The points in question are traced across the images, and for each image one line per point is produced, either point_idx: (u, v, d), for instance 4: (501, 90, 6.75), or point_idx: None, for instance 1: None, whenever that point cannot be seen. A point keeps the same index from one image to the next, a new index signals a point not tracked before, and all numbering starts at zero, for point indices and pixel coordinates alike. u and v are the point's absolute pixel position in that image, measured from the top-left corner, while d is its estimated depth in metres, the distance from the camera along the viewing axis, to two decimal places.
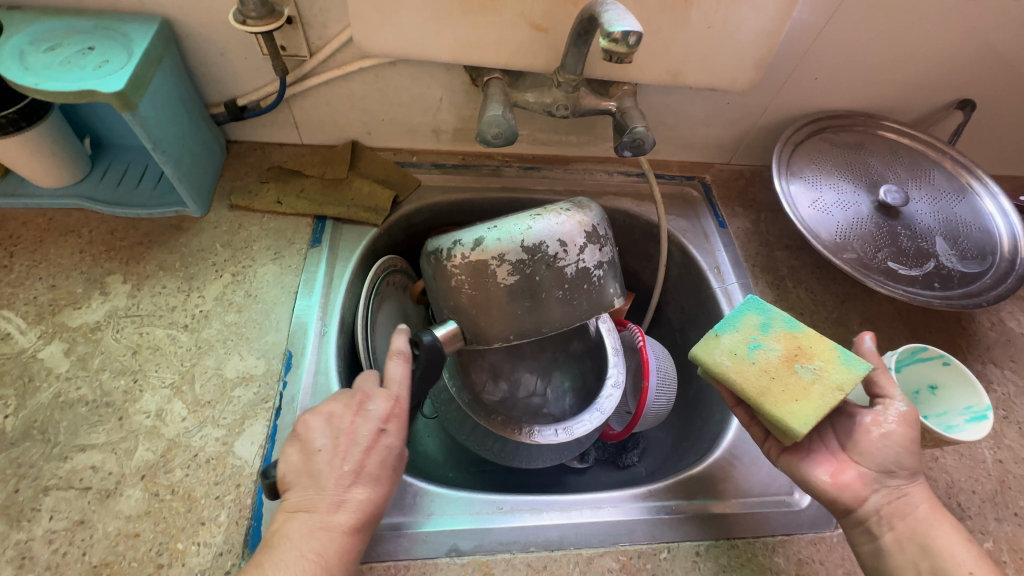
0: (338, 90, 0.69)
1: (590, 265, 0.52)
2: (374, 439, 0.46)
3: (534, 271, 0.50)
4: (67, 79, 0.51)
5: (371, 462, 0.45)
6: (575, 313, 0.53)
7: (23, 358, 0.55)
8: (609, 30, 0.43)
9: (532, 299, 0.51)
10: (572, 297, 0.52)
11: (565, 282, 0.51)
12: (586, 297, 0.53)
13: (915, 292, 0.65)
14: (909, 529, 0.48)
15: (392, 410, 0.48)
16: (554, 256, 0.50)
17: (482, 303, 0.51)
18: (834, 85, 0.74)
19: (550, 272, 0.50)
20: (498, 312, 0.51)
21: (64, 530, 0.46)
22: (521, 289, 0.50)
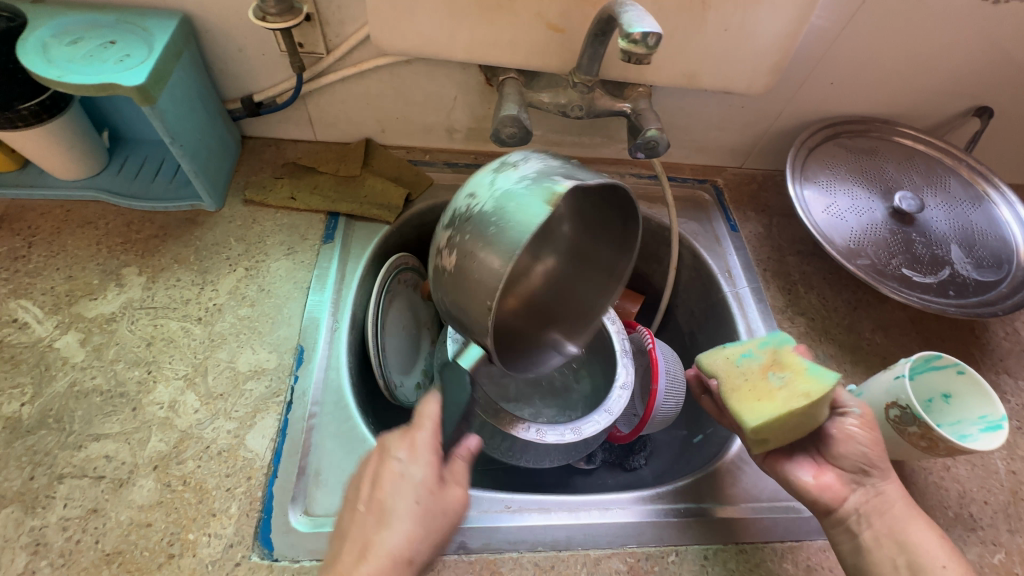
0: (353, 88, 0.70)
1: (503, 187, 0.42)
2: (389, 471, 0.42)
3: (462, 229, 0.43)
4: (89, 72, 0.51)
5: (389, 497, 0.41)
6: (526, 225, 0.39)
7: (39, 347, 0.55)
8: (628, 31, 0.43)
9: (476, 249, 0.41)
10: (510, 215, 0.40)
11: (487, 213, 0.41)
12: (527, 205, 0.40)
13: (930, 300, 0.65)
14: (888, 528, 0.48)
15: (412, 442, 0.44)
16: (470, 206, 0.43)
17: (466, 294, 0.42)
18: (850, 90, 0.74)
19: (472, 218, 0.42)
20: (465, 292, 0.41)
21: (78, 517, 0.47)
22: (460, 253, 0.42)
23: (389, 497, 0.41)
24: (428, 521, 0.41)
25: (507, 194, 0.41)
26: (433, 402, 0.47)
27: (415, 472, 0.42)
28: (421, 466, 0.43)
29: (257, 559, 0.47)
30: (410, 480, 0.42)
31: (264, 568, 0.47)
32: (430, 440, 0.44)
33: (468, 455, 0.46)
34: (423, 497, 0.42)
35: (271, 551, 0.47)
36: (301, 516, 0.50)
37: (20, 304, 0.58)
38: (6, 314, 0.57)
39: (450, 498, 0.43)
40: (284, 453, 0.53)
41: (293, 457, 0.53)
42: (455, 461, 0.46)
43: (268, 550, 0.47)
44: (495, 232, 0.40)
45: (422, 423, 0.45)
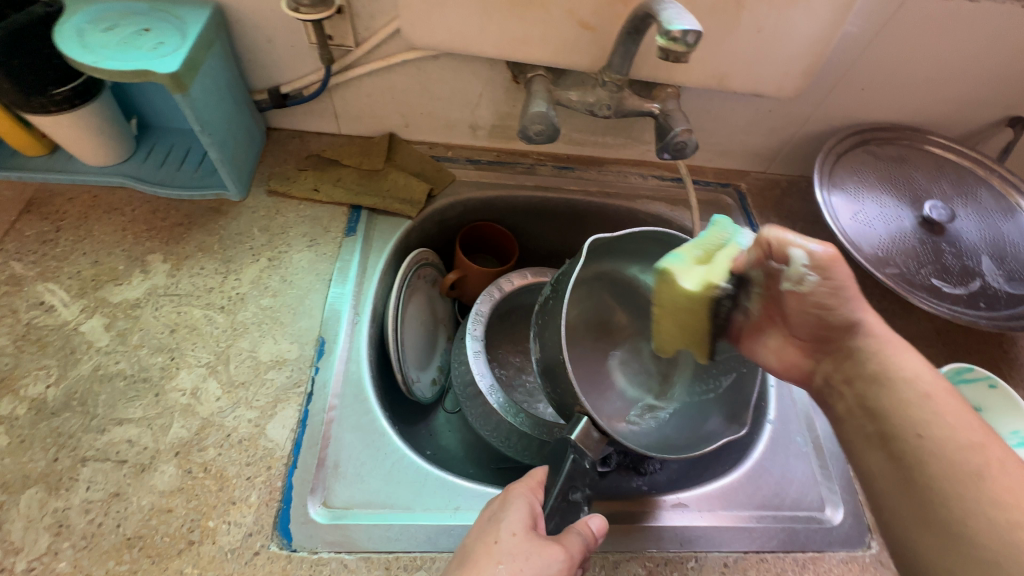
0: (379, 82, 0.70)
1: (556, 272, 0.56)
2: (481, 517, 0.44)
3: (537, 318, 0.54)
4: (124, 58, 0.52)
5: (474, 540, 0.41)
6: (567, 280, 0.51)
7: (65, 331, 0.56)
8: (668, 28, 0.43)
9: (546, 324, 0.52)
10: (558, 287, 0.52)
11: (546, 293, 0.54)
12: (568, 272, 0.52)
13: (960, 311, 0.64)
14: (862, 391, 0.44)
15: (508, 491, 0.45)
16: (538, 298, 0.56)
17: (551, 359, 0.50)
18: (881, 96, 0.73)
19: (538, 303, 0.55)
20: (551, 360, 0.50)
21: (100, 501, 0.47)
22: (536, 332, 0.53)
23: (474, 540, 0.41)
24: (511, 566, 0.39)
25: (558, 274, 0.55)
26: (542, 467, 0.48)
27: (504, 518, 0.42)
28: (512, 513, 0.42)
29: (276, 549, 0.47)
30: (496, 523, 0.42)
31: (283, 558, 0.46)
32: (525, 492, 0.44)
33: (585, 533, 0.43)
34: (508, 539, 0.40)
35: (289, 541, 0.47)
36: (319, 508, 0.50)
37: (47, 287, 0.58)
38: (33, 297, 0.58)
39: (543, 554, 0.40)
40: (304, 443, 0.53)
41: (313, 448, 0.52)
42: (567, 533, 0.43)
43: (286, 540, 0.47)
44: (549, 298, 0.52)
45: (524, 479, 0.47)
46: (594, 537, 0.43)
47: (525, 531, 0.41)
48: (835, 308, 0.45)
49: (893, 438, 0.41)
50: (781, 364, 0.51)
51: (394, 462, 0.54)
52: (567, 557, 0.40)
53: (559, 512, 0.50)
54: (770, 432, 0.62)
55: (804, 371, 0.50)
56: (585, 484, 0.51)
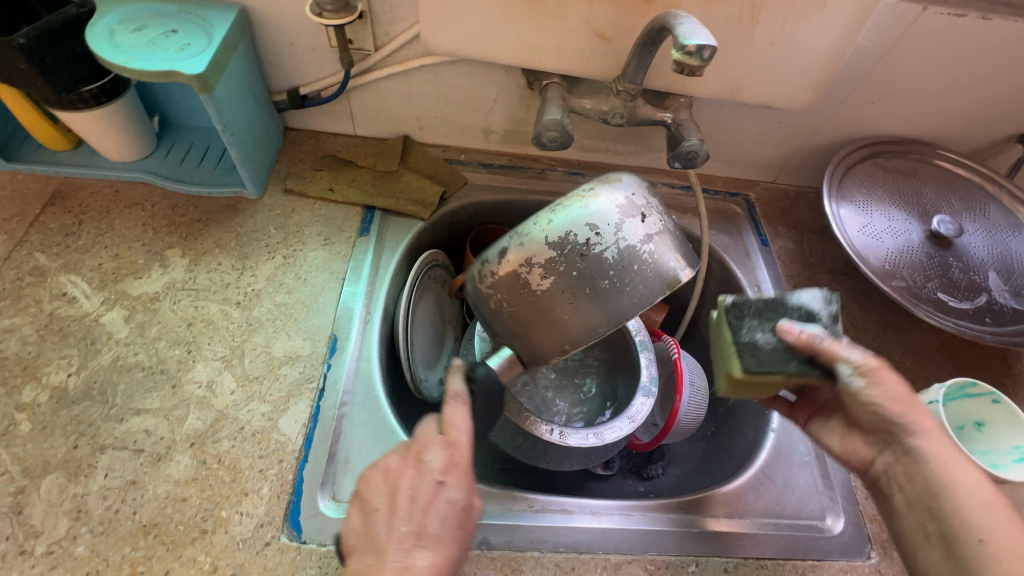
0: (397, 85, 0.71)
1: (636, 240, 0.45)
2: (433, 494, 0.42)
3: (571, 262, 0.45)
4: (152, 58, 0.53)
5: (433, 520, 0.41)
6: (643, 296, 0.46)
7: (86, 321, 0.57)
8: (683, 42, 0.43)
9: (584, 295, 0.45)
10: (630, 282, 0.45)
11: (612, 267, 0.45)
12: (647, 282, 0.46)
13: (965, 326, 0.64)
14: (919, 488, 0.43)
15: (451, 459, 0.44)
16: (590, 240, 0.45)
17: (531, 315, 0.46)
18: (892, 111, 0.73)
19: (589, 258, 0.45)
20: (546, 323, 0.46)
21: (118, 488, 0.48)
22: (561, 285, 0.45)
23: (433, 519, 0.41)
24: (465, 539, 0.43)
25: (635, 251, 0.46)
26: (459, 409, 0.46)
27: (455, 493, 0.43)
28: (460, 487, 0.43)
29: (286, 540, 0.48)
30: (452, 505, 0.42)
31: (293, 550, 0.48)
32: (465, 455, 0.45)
33: None
34: (462, 518, 0.43)
35: (299, 534, 0.48)
36: (329, 502, 0.51)
37: (69, 278, 0.60)
38: (55, 288, 0.59)
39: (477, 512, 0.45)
40: (315, 438, 0.54)
41: (324, 443, 0.54)
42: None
43: (296, 532, 0.49)
44: (612, 282, 0.45)
45: (455, 435, 0.45)
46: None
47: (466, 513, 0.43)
48: (897, 408, 0.44)
49: (954, 539, 0.39)
50: (840, 447, 0.50)
51: None
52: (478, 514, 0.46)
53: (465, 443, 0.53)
54: (774, 440, 0.63)
55: (859, 459, 0.49)
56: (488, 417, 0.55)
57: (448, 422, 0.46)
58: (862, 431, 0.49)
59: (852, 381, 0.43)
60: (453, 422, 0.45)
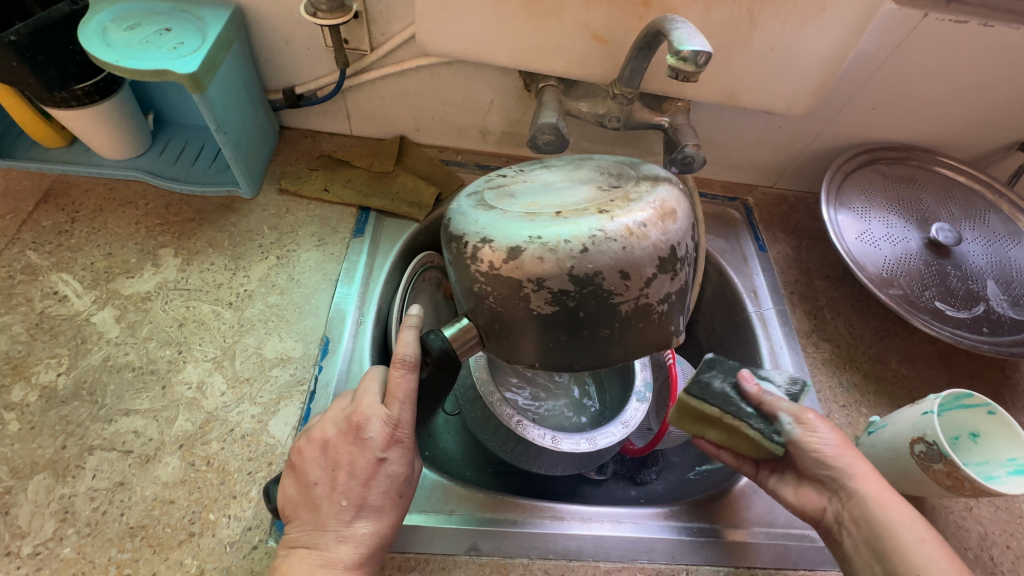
0: (393, 86, 0.71)
1: (655, 299, 0.42)
2: (373, 470, 0.45)
3: (579, 300, 0.40)
4: (145, 57, 0.53)
5: (375, 495, 0.45)
6: (632, 351, 0.44)
7: (77, 321, 0.57)
8: (678, 48, 0.43)
9: (576, 335, 0.42)
10: (630, 340, 0.43)
11: (617, 321, 0.41)
12: (640, 341, 0.43)
13: (962, 336, 0.64)
14: (865, 531, 0.47)
15: (391, 437, 0.46)
16: (611, 289, 0.40)
17: (513, 324, 0.43)
18: (891, 117, 0.73)
19: (599, 306, 0.40)
20: (524, 340, 0.43)
21: (105, 489, 0.48)
22: (559, 322, 0.41)
23: (376, 494, 0.45)
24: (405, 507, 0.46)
25: (649, 308, 0.42)
26: (403, 381, 0.46)
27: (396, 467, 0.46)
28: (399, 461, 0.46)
29: (274, 544, 0.48)
30: (393, 479, 0.45)
31: None
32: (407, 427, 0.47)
33: None
34: (403, 487, 0.46)
35: None
36: None
37: (61, 277, 0.60)
38: (47, 286, 0.59)
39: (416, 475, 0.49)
40: None
41: None
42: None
43: (284, 536, 0.48)
44: (611, 334, 0.42)
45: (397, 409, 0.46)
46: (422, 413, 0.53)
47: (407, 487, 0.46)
48: (831, 456, 0.49)
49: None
50: (795, 499, 0.52)
51: None
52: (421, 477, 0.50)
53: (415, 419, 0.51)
54: None
55: (813, 507, 0.51)
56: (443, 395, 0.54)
57: (390, 395, 0.46)
58: (809, 481, 0.52)
59: (791, 431, 0.48)
60: (397, 396, 0.46)
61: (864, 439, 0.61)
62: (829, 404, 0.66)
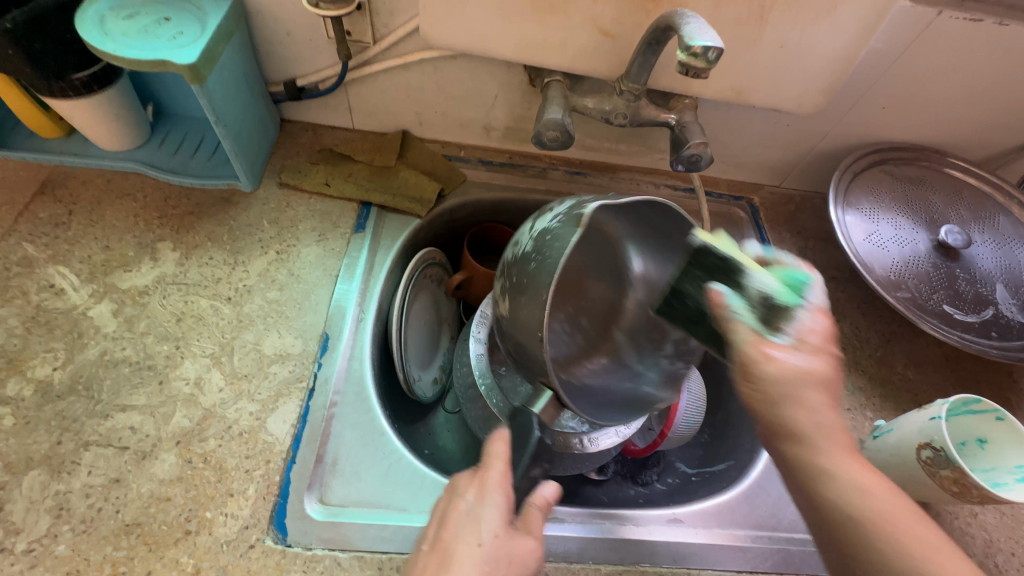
0: (396, 79, 0.70)
1: (545, 228, 0.47)
2: (456, 511, 0.41)
3: (509, 275, 0.49)
4: (144, 47, 0.52)
5: (453, 537, 0.40)
6: (558, 253, 0.45)
7: (74, 314, 0.56)
8: (688, 43, 0.42)
9: (525, 289, 0.46)
10: (549, 244, 0.46)
11: (527, 253, 0.47)
12: (562, 238, 0.45)
13: (970, 340, 0.63)
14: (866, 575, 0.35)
15: (478, 481, 0.43)
16: (513, 253, 0.50)
17: (520, 326, 0.47)
18: (902, 117, 0.72)
19: (517, 261, 0.48)
20: (524, 324, 0.46)
21: (101, 486, 0.48)
22: (512, 295, 0.48)
23: (454, 537, 0.40)
24: (494, 569, 0.38)
25: (547, 233, 0.47)
26: (500, 440, 0.46)
27: (482, 516, 0.41)
28: (490, 509, 0.41)
29: (271, 543, 0.47)
30: (477, 521, 0.40)
31: (278, 553, 0.47)
32: (500, 482, 0.43)
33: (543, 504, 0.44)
34: (489, 540, 0.40)
35: (285, 536, 0.48)
36: (317, 505, 0.50)
37: (57, 270, 0.59)
38: (43, 279, 0.58)
39: (521, 550, 0.40)
40: (304, 439, 0.53)
41: (313, 443, 0.53)
42: (529, 511, 0.44)
43: (282, 535, 0.48)
44: (536, 265, 0.46)
45: (489, 464, 0.44)
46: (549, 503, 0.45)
47: (503, 531, 0.40)
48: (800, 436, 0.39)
49: None
50: None
51: (393, 462, 0.54)
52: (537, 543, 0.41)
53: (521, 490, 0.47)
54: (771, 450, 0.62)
55: None
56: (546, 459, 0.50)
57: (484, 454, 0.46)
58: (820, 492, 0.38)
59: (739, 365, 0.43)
60: (488, 451, 0.45)
61: (870, 443, 0.60)
62: None
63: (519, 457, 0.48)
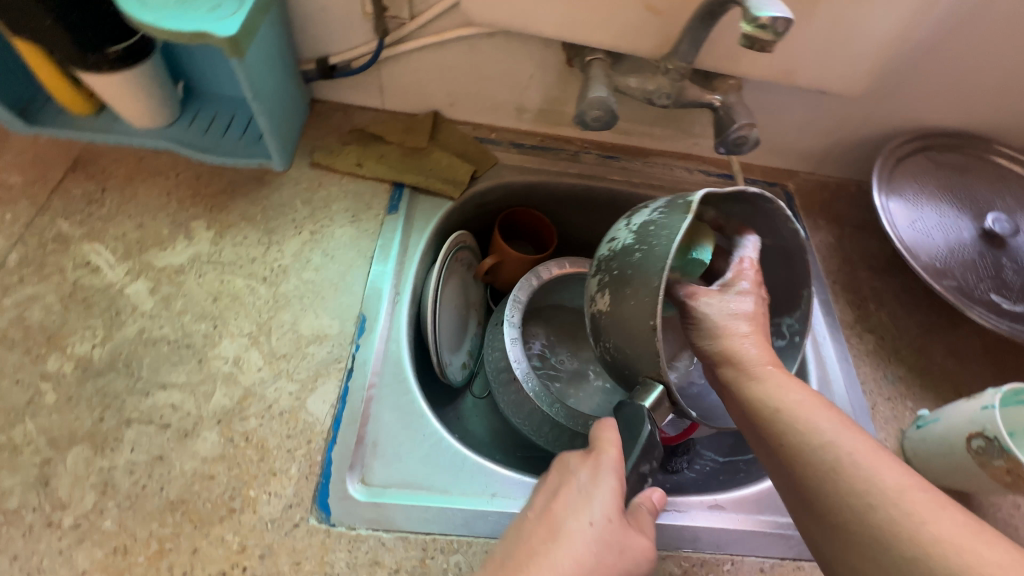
0: (430, 58, 0.68)
1: (643, 224, 0.45)
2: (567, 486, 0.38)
3: (609, 268, 0.45)
4: (183, 19, 0.51)
5: (562, 511, 0.37)
6: (664, 243, 0.42)
7: (110, 292, 0.56)
8: (754, 15, 0.40)
9: (630, 280, 0.42)
10: (654, 235, 0.43)
11: (630, 244, 0.44)
12: (669, 225, 0.43)
13: (1018, 330, 0.61)
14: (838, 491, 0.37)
15: (593, 460, 0.39)
16: (612, 249, 0.46)
17: (629, 322, 0.42)
18: (948, 101, 0.70)
19: (618, 254, 0.45)
20: (633, 322, 0.42)
21: (144, 463, 0.47)
22: (613, 288, 0.43)
23: (563, 511, 0.37)
24: (602, 555, 0.35)
25: (648, 225, 0.44)
26: (612, 427, 0.42)
27: (595, 496, 0.37)
28: (603, 492, 0.38)
29: (315, 523, 0.47)
30: (590, 498, 0.37)
31: (322, 532, 0.47)
32: (617, 464, 0.39)
33: (653, 508, 0.40)
34: (600, 522, 0.36)
35: (328, 516, 0.47)
36: (358, 485, 0.49)
37: (92, 247, 0.58)
38: (79, 256, 0.58)
39: (633, 544, 0.36)
40: (344, 420, 0.52)
41: (353, 424, 0.52)
42: (639, 511, 0.39)
43: (325, 514, 0.47)
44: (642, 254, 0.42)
45: (603, 447, 0.40)
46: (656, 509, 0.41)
47: (618, 516, 0.37)
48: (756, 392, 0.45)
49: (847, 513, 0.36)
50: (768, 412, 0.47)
51: (432, 444, 0.53)
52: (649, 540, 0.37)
53: (630, 486, 0.40)
54: None
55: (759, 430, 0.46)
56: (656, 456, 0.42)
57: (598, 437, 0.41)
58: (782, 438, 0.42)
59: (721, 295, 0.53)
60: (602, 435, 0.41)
61: (913, 434, 0.60)
62: (874, 397, 0.64)
63: (628, 448, 0.41)
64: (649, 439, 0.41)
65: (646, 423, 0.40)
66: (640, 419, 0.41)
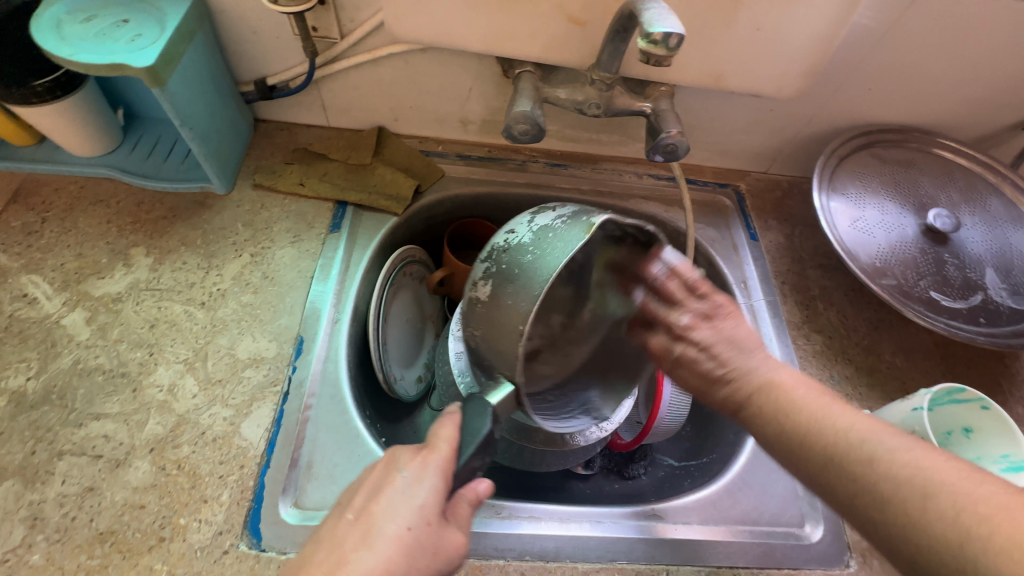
0: (366, 75, 0.69)
1: (549, 226, 0.44)
2: (390, 484, 0.38)
3: (499, 259, 0.44)
4: (100, 51, 0.51)
5: (380, 513, 0.37)
6: (556, 254, 0.41)
7: (47, 323, 0.56)
8: (649, 30, 0.41)
9: (514, 277, 0.42)
10: (549, 244, 0.42)
11: (524, 243, 0.43)
12: (564, 236, 0.42)
13: (958, 327, 0.61)
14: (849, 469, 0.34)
15: (422, 459, 0.39)
16: (507, 241, 0.45)
17: (506, 327, 0.41)
18: (888, 98, 0.70)
19: (510, 248, 0.44)
20: (504, 324, 0.41)
21: (75, 495, 0.48)
22: (495, 281, 0.43)
23: (382, 513, 0.37)
24: (416, 559, 0.36)
25: (549, 231, 0.43)
26: (450, 423, 0.42)
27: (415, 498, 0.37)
28: (423, 490, 0.38)
29: (245, 548, 0.47)
30: (410, 500, 0.37)
31: (251, 558, 0.47)
32: (443, 464, 0.39)
33: (474, 499, 0.40)
34: (419, 526, 0.37)
35: (258, 541, 0.48)
36: (291, 509, 0.50)
37: (30, 279, 0.59)
38: (16, 288, 0.58)
39: (448, 541, 0.38)
40: (278, 443, 0.53)
41: (287, 448, 0.53)
42: (459, 501, 0.40)
43: (255, 540, 0.48)
44: (534, 258, 0.42)
45: (438, 443, 0.40)
46: (481, 500, 0.41)
47: (437, 519, 0.37)
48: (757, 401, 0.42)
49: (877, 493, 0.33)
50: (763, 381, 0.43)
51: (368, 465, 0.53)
52: (465, 538, 0.39)
53: (459, 475, 0.40)
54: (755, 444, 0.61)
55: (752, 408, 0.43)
56: (491, 451, 0.42)
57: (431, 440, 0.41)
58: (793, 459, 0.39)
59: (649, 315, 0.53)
60: (437, 442, 0.40)
61: None
62: None
63: (465, 441, 0.41)
64: (488, 437, 0.41)
65: (489, 420, 0.41)
66: (484, 412, 0.41)
